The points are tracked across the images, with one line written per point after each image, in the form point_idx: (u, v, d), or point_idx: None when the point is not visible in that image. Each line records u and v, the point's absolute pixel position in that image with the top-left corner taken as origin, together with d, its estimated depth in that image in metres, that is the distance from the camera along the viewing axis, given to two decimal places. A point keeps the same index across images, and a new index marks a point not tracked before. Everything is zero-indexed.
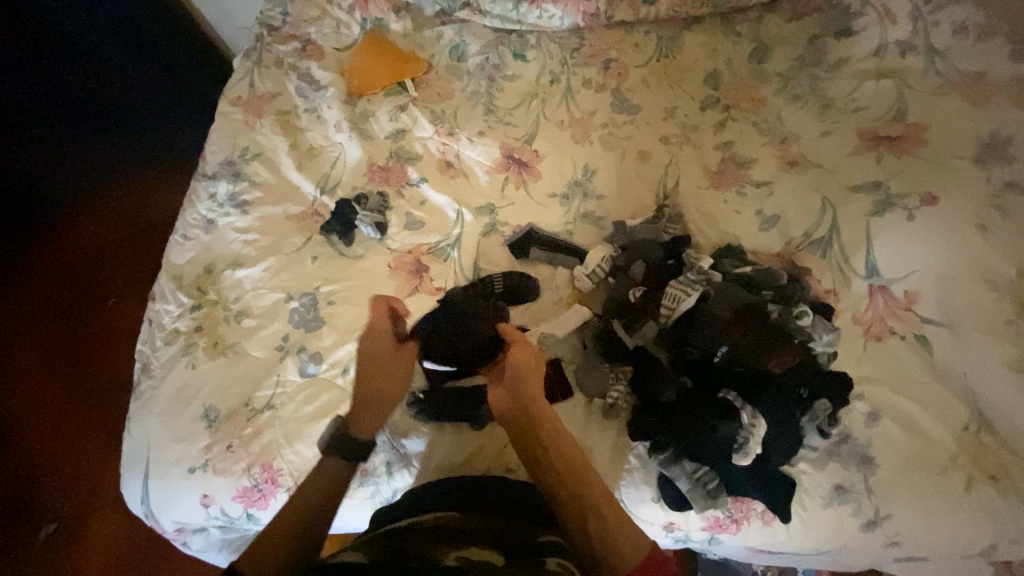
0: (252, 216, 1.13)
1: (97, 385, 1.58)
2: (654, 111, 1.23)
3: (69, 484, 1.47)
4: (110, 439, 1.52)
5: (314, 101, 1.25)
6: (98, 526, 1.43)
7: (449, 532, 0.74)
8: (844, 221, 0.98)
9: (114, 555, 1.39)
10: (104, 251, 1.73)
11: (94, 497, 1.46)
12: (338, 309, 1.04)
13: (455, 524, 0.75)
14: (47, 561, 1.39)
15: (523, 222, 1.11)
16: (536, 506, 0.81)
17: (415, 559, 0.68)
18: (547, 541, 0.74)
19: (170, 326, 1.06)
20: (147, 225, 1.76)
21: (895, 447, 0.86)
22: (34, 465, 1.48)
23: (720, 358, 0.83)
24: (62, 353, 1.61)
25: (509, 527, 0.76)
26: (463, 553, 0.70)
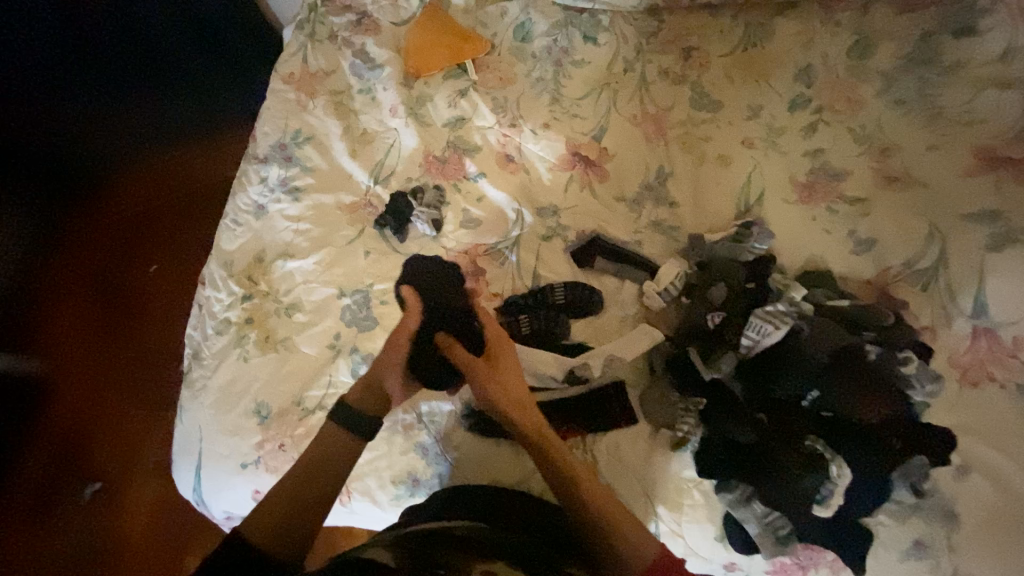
0: (304, 204, 1.09)
1: (136, 354, 1.59)
2: (737, 109, 1.12)
3: (109, 447, 1.50)
4: (152, 408, 1.54)
5: (368, 80, 1.18)
6: (138, 487, 1.46)
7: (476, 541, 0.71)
8: (953, 252, 0.88)
9: (155, 515, 1.44)
10: (148, 217, 1.72)
11: (134, 461, 1.49)
12: (391, 310, 1.00)
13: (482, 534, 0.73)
14: (89, 517, 1.43)
15: (587, 227, 1.04)
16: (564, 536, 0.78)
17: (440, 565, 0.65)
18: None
19: (221, 315, 1.04)
20: (191, 193, 1.74)
21: (987, 507, 0.78)
22: (77, 426, 1.51)
23: (808, 403, 0.77)
24: (106, 319, 1.62)
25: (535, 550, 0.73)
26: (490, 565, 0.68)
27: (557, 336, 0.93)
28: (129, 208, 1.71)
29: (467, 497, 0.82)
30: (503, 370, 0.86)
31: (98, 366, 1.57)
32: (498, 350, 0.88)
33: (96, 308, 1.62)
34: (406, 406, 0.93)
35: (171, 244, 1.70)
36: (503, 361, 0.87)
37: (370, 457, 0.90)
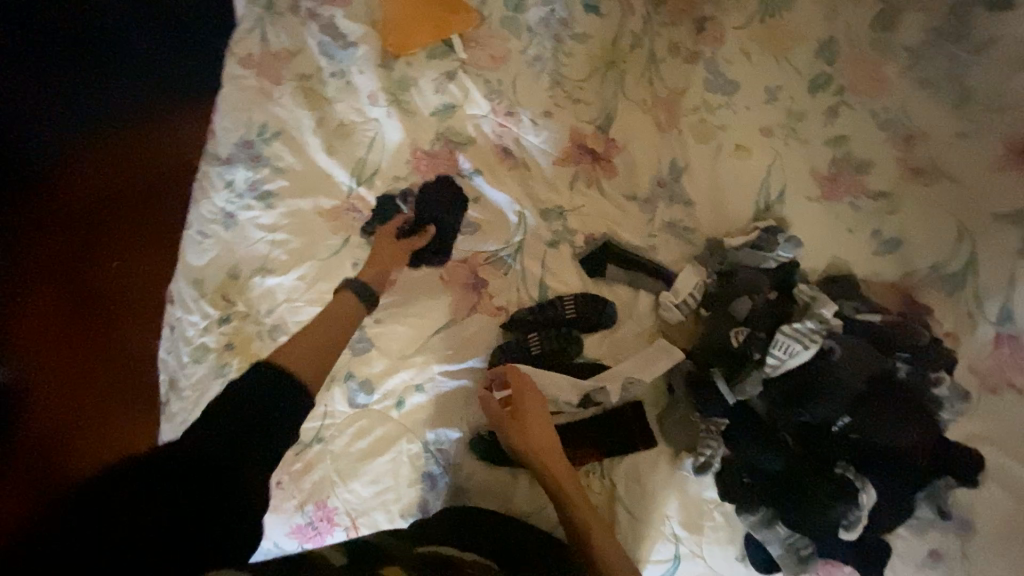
0: (278, 211, 0.97)
1: (115, 347, 1.12)
2: (755, 89, 1.00)
3: (99, 442, 1.07)
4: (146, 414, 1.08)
5: (341, 61, 1.03)
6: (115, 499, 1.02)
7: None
8: (986, 257, 0.82)
9: None
10: (98, 169, 1.21)
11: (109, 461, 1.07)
12: (386, 330, 0.91)
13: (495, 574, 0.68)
14: None
15: (596, 230, 0.96)
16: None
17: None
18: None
19: (197, 340, 0.94)
20: (145, 146, 1.26)
21: (1001, 514, 0.77)
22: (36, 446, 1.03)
23: (838, 429, 0.74)
24: (79, 306, 1.13)
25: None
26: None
27: (570, 354, 0.88)
28: (62, 189, 1.16)
29: (491, 522, 0.78)
30: (529, 418, 0.80)
31: (52, 397, 1.07)
32: (523, 395, 0.81)
33: (37, 311, 1.10)
34: (411, 435, 0.86)
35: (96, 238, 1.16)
36: (528, 409, 0.80)
37: (375, 491, 0.85)
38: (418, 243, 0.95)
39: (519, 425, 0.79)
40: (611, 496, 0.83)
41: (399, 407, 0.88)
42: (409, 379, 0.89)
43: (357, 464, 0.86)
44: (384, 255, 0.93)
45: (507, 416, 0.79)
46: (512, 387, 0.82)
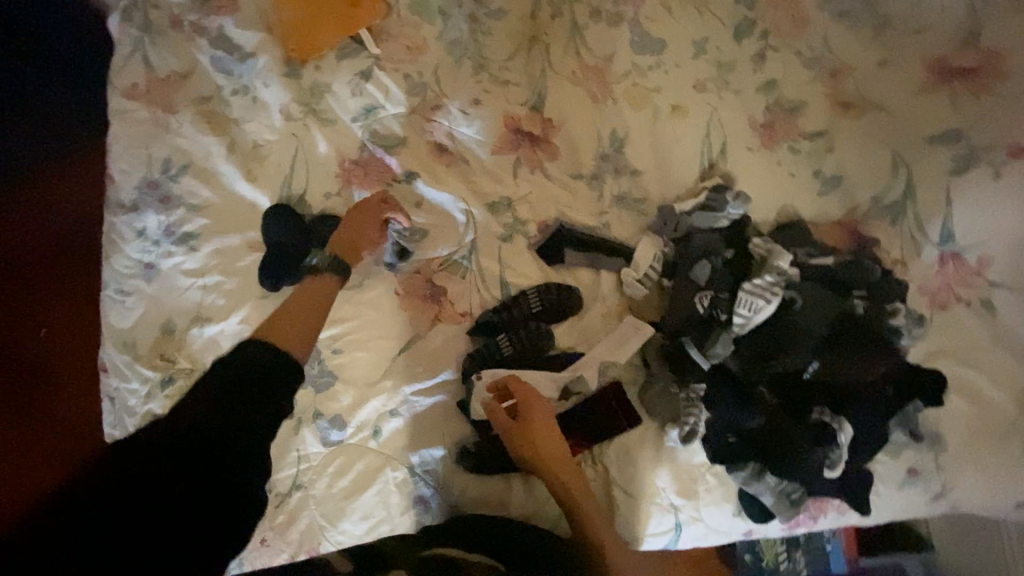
0: (203, 254, 0.88)
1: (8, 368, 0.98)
2: (682, 45, 0.98)
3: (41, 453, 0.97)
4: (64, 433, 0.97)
5: (240, 76, 0.93)
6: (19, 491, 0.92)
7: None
8: (920, 181, 0.85)
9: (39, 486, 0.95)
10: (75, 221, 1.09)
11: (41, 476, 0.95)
12: (348, 359, 0.86)
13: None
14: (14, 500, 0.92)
15: (547, 216, 0.92)
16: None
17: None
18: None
19: (141, 409, 0.86)
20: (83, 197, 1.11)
21: (963, 424, 0.83)
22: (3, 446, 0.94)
23: (810, 375, 0.75)
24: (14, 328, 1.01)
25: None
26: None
27: (542, 349, 0.86)
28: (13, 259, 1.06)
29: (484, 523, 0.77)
30: (535, 424, 0.77)
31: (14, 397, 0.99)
32: (527, 405, 0.78)
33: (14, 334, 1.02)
34: (394, 461, 0.83)
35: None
36: (532, 415, 0.78)
37: (368, 526, 0.81)
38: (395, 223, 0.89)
39: (524, 434, 0.77)
40: (606, 481, 0.83)
41: (376, 437, 0.84)
42: (382, 406, 0.84)
43: (343, 504, 0.82)
44: (360, 223, 0.88)
45: (514, 425, 0.77)
46: (515, 396, 0.79)
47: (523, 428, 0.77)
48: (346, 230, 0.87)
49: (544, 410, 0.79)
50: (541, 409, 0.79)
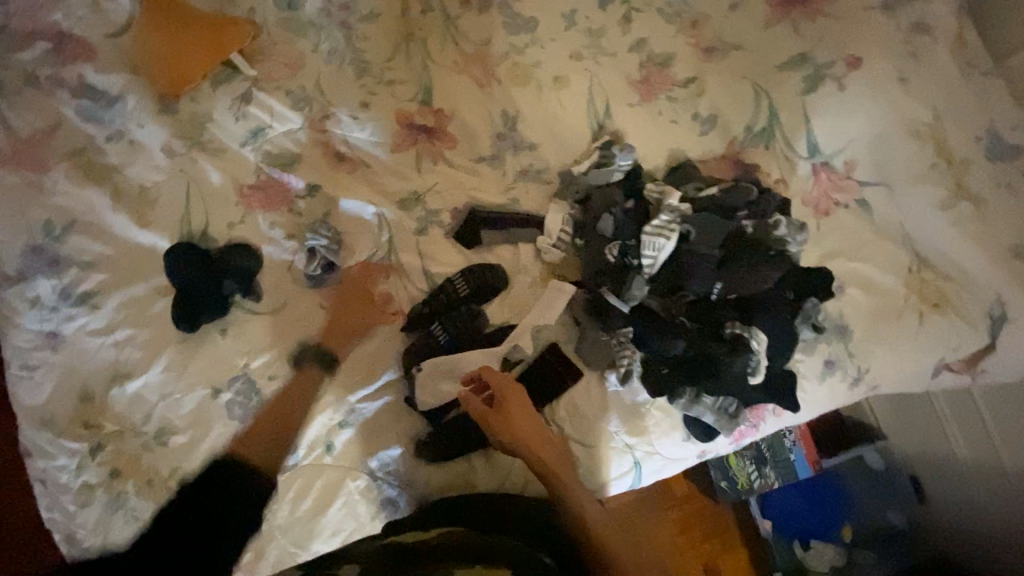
0: (109, 309, 0.84)
1: None
2: (553, 20, 1.03)
3: None
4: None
5: (113, 121, 0.89)
6: None
7: (463, 546, 0.70)
8: (781, 105, 0.94)
9: None
10: None
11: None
12: (285, 382, 0.85)
13: (462, 539, 0.72)
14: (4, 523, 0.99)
15: (457, 202, 0.94)
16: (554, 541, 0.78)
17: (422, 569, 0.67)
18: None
19: (76, 483, 0.81)
20: None
21: (861, 309, 0.94)
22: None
23: (716, 295, 0.81)
24: None
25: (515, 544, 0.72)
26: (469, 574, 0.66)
27: (475, 329, 0.87)
28: None
29: (434, 508, 0.80)
30: (516, 416, 0.78)
31: None
32: (506, 395, 0.79)
33: None
34: (353, 471, 0.83)
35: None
36: (511, 405, 0.79)
37: (341, 540, 0.81)
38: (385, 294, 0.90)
39: (504, 425, 0.78)
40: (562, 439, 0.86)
41: (331, 451, 0.83)
42: (330, 420, 0.84)
43: (310, 526, 0.81)
44: (350, 291, 0.89)
45: (494, 419, 0.78)
46: (494, 388, 0.80)
47: (504, 418, 0.78)
48: (341, 296, 0.89)
49: (523, 399, 0.80)
50: (519, 398, 0.80)
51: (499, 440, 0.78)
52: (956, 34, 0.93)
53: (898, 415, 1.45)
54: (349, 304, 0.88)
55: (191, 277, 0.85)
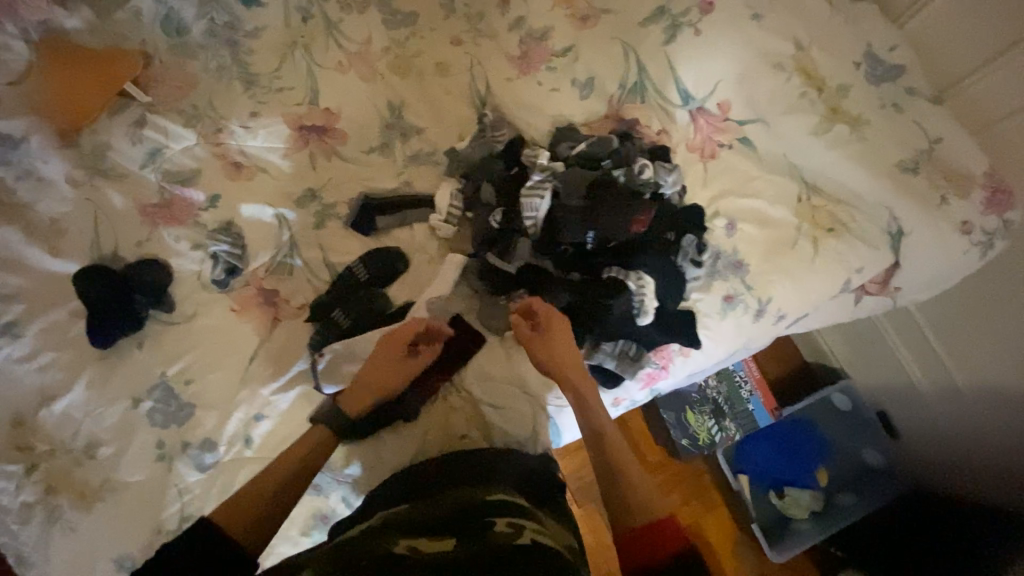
0: (29, 336, 0.89)
1: None
2: (430, 13, 1.09)
3: None
4: None
5: (19, 161, 0.95)
6: None
7: (402, 520, 0.63)
8: (647, 58, 0.97)
9: None
10: None
11: None
12: (201, 384, 0.88)
13: (403, 514, 0.64)
14: None
15: (353, 193, 0.98)
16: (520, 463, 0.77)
17: (366, 555, 0.56)
18: (501, 530, 0.60)
19: (14, 503, 0.85)
20: None
21: (756, 242, 0.95)
22: None
23: (591, 244, 0.85)
24: None
25: (457, 500, 0.66)
26: (412, 541, 0.59)
27: (377, 310, 0.90)
28: None
29: (369, 504, 0.75)
30: (554, 335, 0.80)
31: None
32: (547, 318, 0.81)
33: None
34: (274, 460, 0.86)
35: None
36: (552, 325, 0.81)
37: None
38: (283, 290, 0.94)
39: (542, 342, 0.80)
40: (473, 403, 0.88)
41: (249, 444, 0.86)
42: (246, 414, 0.87)
43: None
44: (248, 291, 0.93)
45: (536, 339, 0.80)
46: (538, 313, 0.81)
47: (543, 336, 0.80)
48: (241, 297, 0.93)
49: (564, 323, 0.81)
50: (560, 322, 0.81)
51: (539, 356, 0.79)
52: None
53: (848, 347, 1.45)
54: (250, 303, 0.92)
55: (101, 295, 0.89)
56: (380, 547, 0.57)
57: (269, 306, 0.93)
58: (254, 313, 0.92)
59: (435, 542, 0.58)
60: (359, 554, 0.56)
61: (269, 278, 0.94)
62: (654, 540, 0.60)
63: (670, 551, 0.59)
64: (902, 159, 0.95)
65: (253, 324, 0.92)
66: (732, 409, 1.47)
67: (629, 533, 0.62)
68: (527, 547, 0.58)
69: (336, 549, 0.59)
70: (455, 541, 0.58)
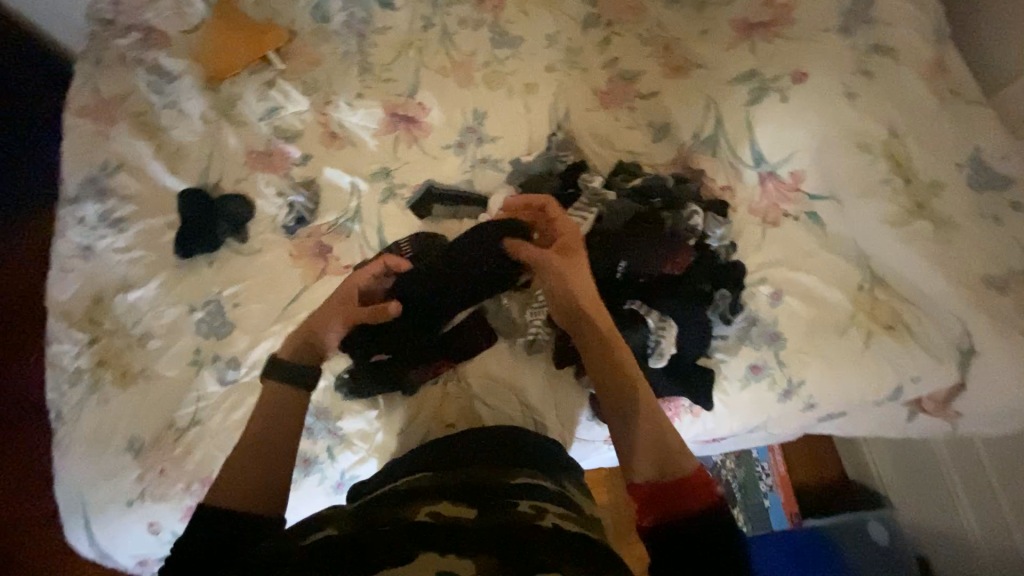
0: (130, 233, 1.05)
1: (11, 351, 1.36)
2: (535, 39, 1.18)
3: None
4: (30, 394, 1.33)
5: (170, 94, 1.15)
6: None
7: (423, 489, 0.62)
8: (727, 115, 0.99)
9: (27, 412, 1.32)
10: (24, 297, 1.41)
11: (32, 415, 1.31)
12: (245, 310, 0.99)
13: (426, 483, 0.64)
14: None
15: (421, 179, 1.07)
16: (546, 454, 0.74)
17: (388, 522, 0.55)
18: (523, 510, 0.58)
19: (72, 366, 0.99)
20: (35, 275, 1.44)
21: (799, 318, 0.91)
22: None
23: (621, 273, 0.86)
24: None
25: (479, 474, 0.65)
26: (435, 507, 0.58)
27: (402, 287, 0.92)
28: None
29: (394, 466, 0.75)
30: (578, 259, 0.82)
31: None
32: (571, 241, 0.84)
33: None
34: None
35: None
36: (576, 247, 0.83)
37: None
38: (337, 248, 1.03)
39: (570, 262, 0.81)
40: (471, 395, 0.91)
41: None
42: (271, 347, 0.96)
43: (234, 434, 0.91)
44: (307, 242, 1.04)
45: (565, 258, 0.81)
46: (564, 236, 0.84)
47: (569, 256, 0.82)
48: (301, 245, 1.04)
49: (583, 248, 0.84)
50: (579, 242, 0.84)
51: (571, 273, 0.79)
52: (927, 60, 0.94)
53: (897, 471, 1.29)
54: (305, 251, 1.03)
55: (192, 212, 1.03)
56: (407, 513, 0.56)
57: (320, 259, 1.02)
58: (308, 261, 1.02)
59: (457, 509, 0.57)
60: (388, 522, 0.55)
61: (326, 235, 1.04)
62: (683, 490, 0.63)
63: (700, 505, 0.62)
64: (987, 273, 0.84)
65: (303, 269, 1.02)
66: (744, 497, 1.39)
67: (654, 488, 0.64)
68: (550, 531, 0.55)
69: (362, 513, 0.58)
70: (478, 513, 0.57)
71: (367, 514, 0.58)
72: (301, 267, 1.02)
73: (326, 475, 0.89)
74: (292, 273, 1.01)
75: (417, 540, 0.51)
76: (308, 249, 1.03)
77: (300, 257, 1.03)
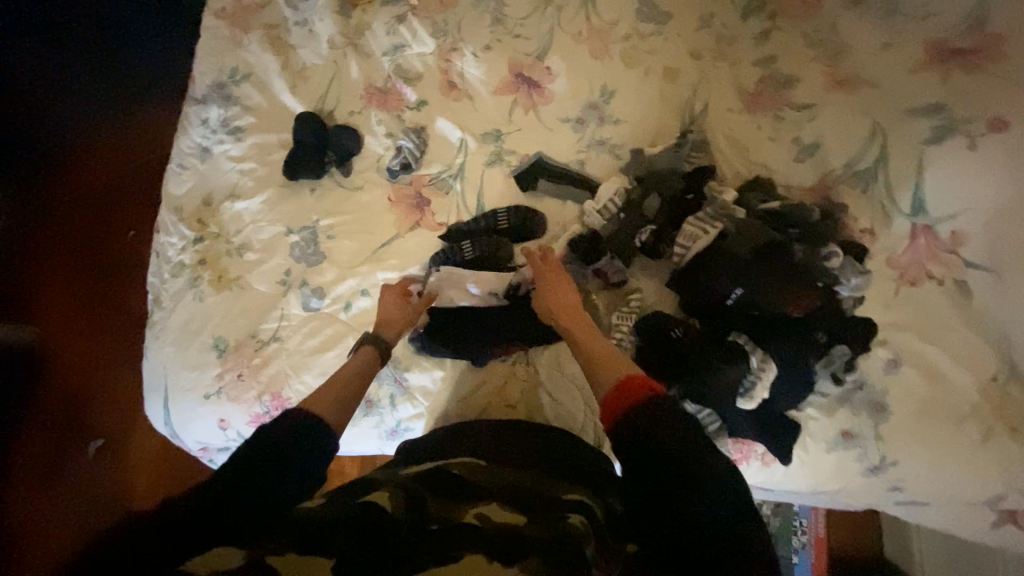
0: (246, 143, 1.08)
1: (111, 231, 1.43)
2: (685, 20, 1.07)
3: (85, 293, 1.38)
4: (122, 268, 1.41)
5: (304, 12, 1.14)
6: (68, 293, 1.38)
7: (477, 484, 0.62)
8: (894, 149, 0.87)
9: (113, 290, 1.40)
10: (119, 184, 1.46)
11: (124, 300, 1.40)
12: (337, 243, 1.00)
13: (478, 478, 0.63)
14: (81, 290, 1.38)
15: (531, 149, 1.03)
16: (595, 469, 0.72)
17: (434, 519, 0.54)
18: (575, 526, 0.57)
19: (176, 259, 1.05)
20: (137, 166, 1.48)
21: (912, 395, 0.81)
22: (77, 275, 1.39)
23: (732, 300, 0.83)
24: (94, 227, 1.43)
25: (531, 482, 0.64)
26: (483, 508, 0.57)
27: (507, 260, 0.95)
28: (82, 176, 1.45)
29: (444, 441, 0.75)
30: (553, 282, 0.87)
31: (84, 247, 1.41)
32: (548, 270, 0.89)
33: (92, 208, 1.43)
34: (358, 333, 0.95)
35: (70, 133, 1.47)
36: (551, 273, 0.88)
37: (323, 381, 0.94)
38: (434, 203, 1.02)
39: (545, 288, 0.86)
40: (536, 382, 0.89)
41: (346, 309, 0.97)
42: (356, 285, 0.98)
43: (307, 359, 0.95)
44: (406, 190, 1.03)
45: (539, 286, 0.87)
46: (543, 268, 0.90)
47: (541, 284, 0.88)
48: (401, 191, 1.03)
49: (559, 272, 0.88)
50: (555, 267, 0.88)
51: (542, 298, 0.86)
52: None
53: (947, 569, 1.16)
54: (403, 199, 1.02)
55: (305, 137, 1.04)
56: (457, 508, 0.56)
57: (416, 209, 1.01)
58: (405, 210, 1.02)
59: (507, 513, 0.56)
60: (433, 510, 0.55)
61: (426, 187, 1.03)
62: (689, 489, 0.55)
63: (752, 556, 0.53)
64: None
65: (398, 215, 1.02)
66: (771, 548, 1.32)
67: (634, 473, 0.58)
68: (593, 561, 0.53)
69: (413, 488, 0.58)
70: (526, 522, 0.56)
71: (418, 493, 0.58)
72: (397, 213, 1.02)
73: (384, 420, 0.92)
74: (388, 218, 1.02)
75: (464, 543, 0.51)
76: (407, 197, 1.02)
77: (397, 203, 1.02)
